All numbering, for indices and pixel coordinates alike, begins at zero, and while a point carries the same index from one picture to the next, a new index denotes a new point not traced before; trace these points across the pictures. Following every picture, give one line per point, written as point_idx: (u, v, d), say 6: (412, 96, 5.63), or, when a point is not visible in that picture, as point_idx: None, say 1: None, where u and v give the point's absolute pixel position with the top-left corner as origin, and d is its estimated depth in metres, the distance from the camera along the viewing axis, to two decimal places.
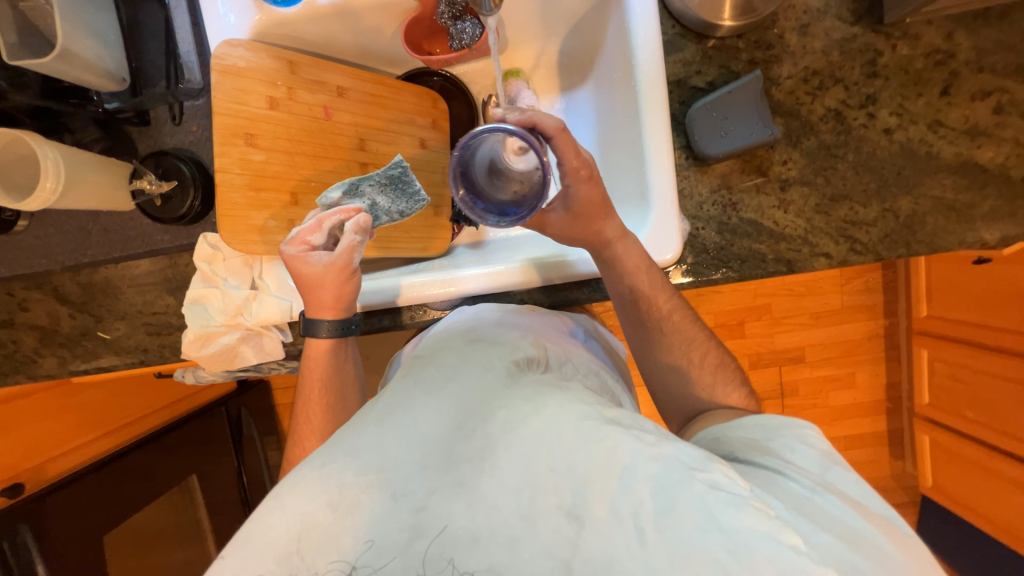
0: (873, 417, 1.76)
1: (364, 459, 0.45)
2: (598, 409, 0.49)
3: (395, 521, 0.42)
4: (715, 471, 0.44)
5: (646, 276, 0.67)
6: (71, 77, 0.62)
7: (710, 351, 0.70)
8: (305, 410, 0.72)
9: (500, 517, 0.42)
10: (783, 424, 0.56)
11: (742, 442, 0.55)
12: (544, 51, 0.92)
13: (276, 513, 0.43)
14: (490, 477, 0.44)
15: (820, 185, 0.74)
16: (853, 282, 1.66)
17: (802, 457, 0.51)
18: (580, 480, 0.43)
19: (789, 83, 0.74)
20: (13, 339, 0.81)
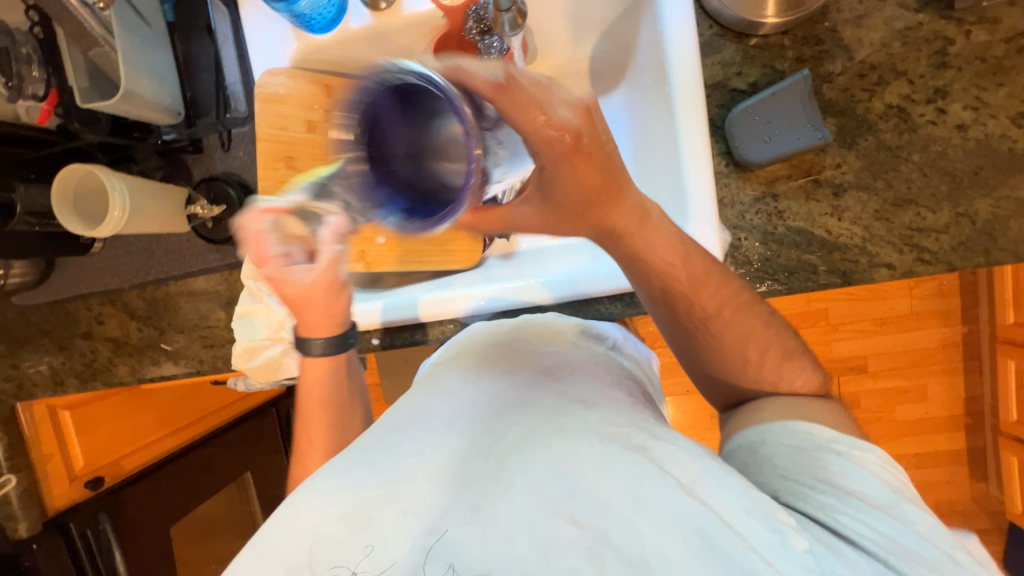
0: (947, 434, 1.60)
1: (379, 472, 0.46)
2: (621, 429, 0.48)
3: (404, 539, 0.43)
4: (756, 524, 0.43)
5: (682, 272, 0.58)
6: (135, 114, 0.67)
7: (772, 345, 0.60)
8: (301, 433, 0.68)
9: (515, 551, 0.41)
10: (845, 438, 0.51)
11: (793, 461, 0.51)
12: (575, 58, 0.89)
13: (293, 521, 0.46)
14: (504, 500, 0.44)
15: (880, 188, 0.68)
16: (922, 286, 1.51)
17: (871, 486, 0.48)
18: (602, 512, 0.42)
19: (842, 79, 0.68)
20: (91, 349, 0.90)
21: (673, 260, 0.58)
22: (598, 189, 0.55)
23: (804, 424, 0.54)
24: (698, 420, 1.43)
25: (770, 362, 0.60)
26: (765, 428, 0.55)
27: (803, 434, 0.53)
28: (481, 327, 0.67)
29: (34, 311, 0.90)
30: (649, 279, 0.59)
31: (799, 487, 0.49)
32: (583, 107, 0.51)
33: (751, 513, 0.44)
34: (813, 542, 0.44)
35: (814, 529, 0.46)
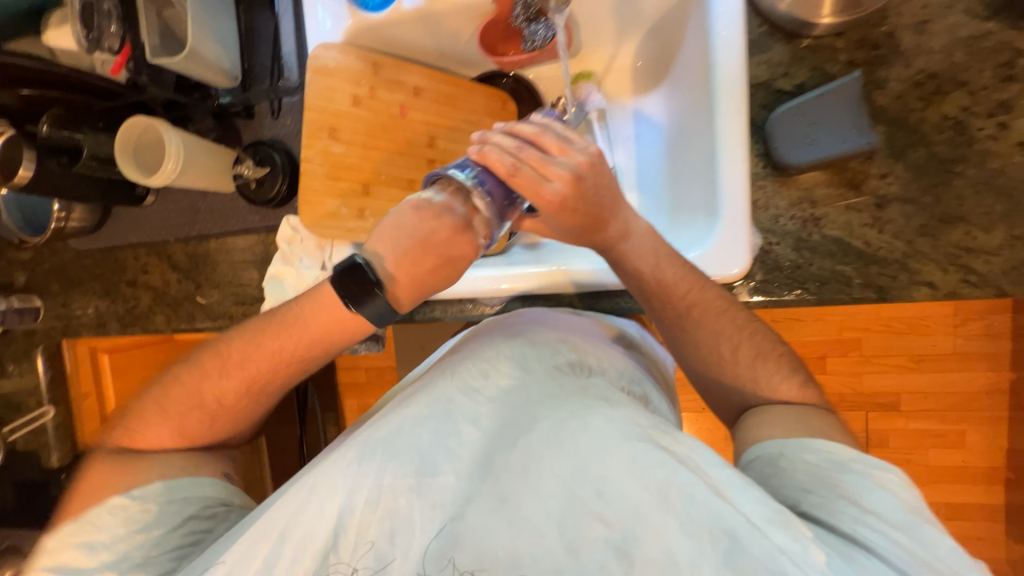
0: (984, 487, 1.48)
1: (400, 461, 0.46)
2: (647, 428, 0.47)
3: (431, 529, 0.43)
4: (779, 532, 0.41)
5: (650, 276, 0.61)
6: (196, 74, 0.73)
7: (744, 343, 0.61)
8: (206, 366, 0.58)
9: (544, 544, 0.42)
10: (863, 458, 0.49)
11: (810, 475, 0.48)
12: (618, 54, 0.90)
13: (313, 506, 0.46)
14: (532, 494, 0.44)
15: (928, 203, 0.65)
16: (969, 325, 1.41)
17: (888, 506, 0.45)
18: (631, 514, 0.42)
19: (897, 87, 0.65)
20: (133, 296, 0.96)
21: (650, 264, 0.61)
22: (585, 220, 0.58)
23: (826, 441, 0.51)
24: (711, 437, 1.39)
25: (744, 359, 0.60)
26: (780, 441, 0.52)
27: (819, 450, 0.50)
28: (490, 319, 0.67)
29: (88, 256, 0.97)
30: (627, 282, 0.63)
31: (817, 503, 0.46)
32: (571, 180, 0.54)
33: (772, 521, 0.41)
34: (831, 554, 0.41)
35: (837, 543, 0.43)
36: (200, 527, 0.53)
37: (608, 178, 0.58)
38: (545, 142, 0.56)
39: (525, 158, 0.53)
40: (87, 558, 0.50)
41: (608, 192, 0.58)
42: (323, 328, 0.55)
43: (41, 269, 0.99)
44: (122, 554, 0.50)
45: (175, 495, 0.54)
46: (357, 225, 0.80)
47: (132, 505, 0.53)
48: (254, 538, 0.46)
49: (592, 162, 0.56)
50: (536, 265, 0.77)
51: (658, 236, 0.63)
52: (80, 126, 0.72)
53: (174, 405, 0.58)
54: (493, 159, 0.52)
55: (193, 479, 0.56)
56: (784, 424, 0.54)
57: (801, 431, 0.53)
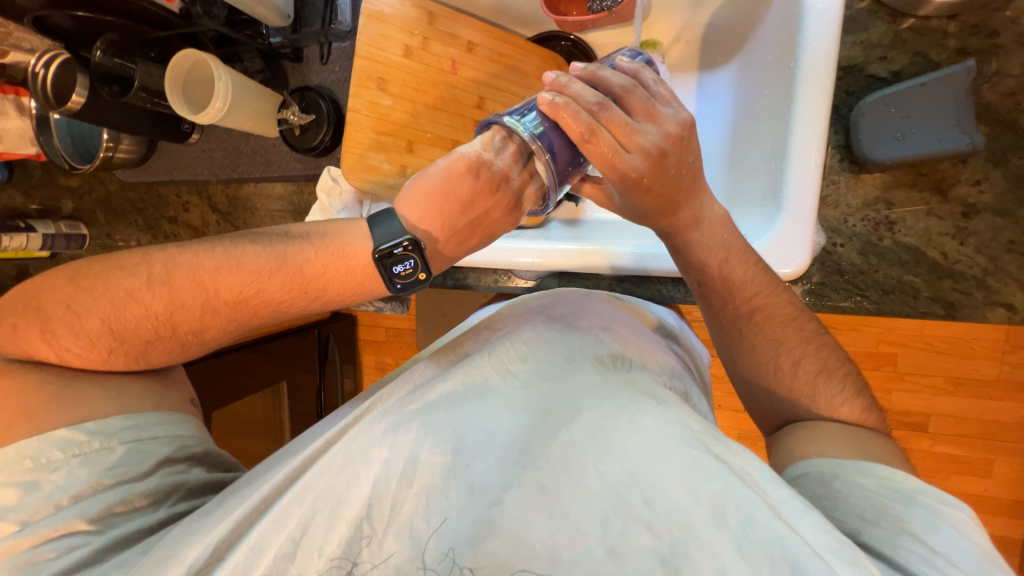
0: (1005, 519, 1.43)
1: (438, 438, 0.46)
2: (701, 436, 0.43)
3: (468, 512, 0.42)
4: (846, 567, 0.36)
5: (717, 267, 0.59)
6: (248, 9, 0.70)
7: (808, 357, 0.57)
8: (175, 288, 0.50)
9: (585, 544, 0.39)
10: (932, 492, 0.45)
11: (869, 503, 0.46)
12: (689, 23, 0.83)
13: (349, 474, 0.46)
14: (575, 488, 0.42)
15: (1022, 216, 0.59)
16: (1020, 353, 1.33)
17: (961, 549, 0.41)
18: (681, 526, 0.38)
19: (1010, 82, 0.58)
20: (174, 234, 0.98)
21: (718, 258, 0.59)
22: (661, 201, 0.55)
23: (887, 468, 0.48)
24: None
25: (801, 370, 0.57)
26: (835, 461, 0.50)
27: (879, 478, 0.47)
28: (529, 294, 0.66)
29: (132, 189, 0.98)
30: (687, 273, 0.61)
31: (880, 536, 0.43)
32: (655, 153, 0.52)
33: (838, 554, 0.36)
34: None
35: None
36: (177, 471, 0.51)
37: (691, 158, 0.55)
38: (628, 101, 0.52)
39: (605, 120, 0.50)
40: (31, 501, 0.44)
41: (688, 169, 0.55)
42: (350, 280, 0.54)
43: (88, 197, 1.01)
44: (80, 498, 0.46)
45: (143, 435, 0.50)
46: (398, 183, 0.78)
47: (89, 444, 0.47)
48: (289, 499, 0.45)
49: (679, 133, 0.53)
50: (576, 242, 0.74)
51: (730, 227, 0.59)
52: (132, 55, 0.70)
53: (125, 325, 0.49)
54: (570, 119, 0.49)
55: (166, 417, 0.52)
56: (838, 444, 0.52)
57: (856, 453, 0.51)
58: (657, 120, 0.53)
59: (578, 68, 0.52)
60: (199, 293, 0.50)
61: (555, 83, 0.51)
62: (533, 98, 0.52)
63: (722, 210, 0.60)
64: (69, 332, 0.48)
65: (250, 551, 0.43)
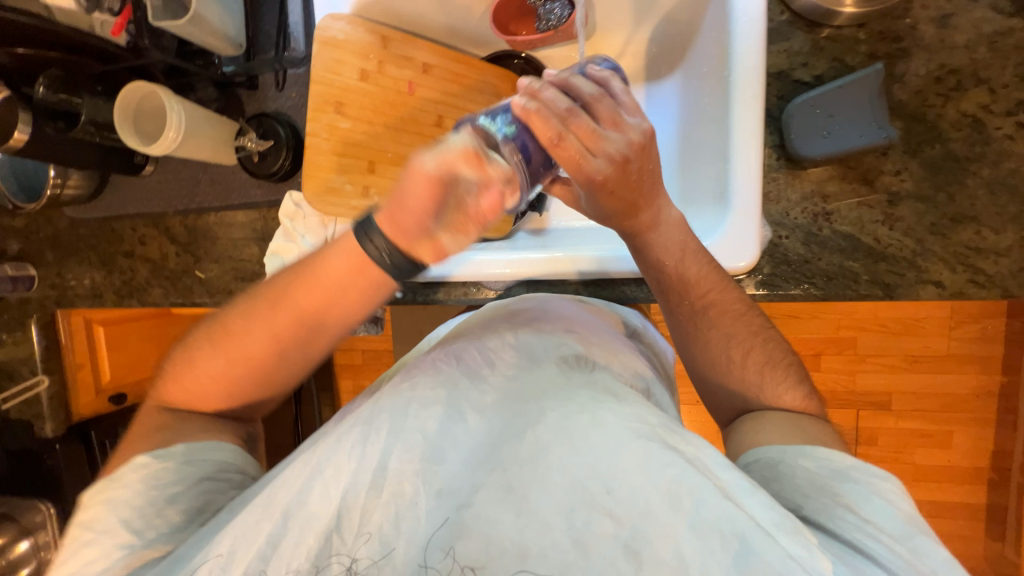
0: (968, 486, 1.51)
1: (407, 448, 0.47)
2: (657, 428, 0.47)
3: (437, 515, 0.45)
4: (786, 537, 0.42)
5: (673, 267, 0.61)
6: (198, 39, 0.70)
7: (756, 349, 0.61)
8: (221, 344, 0.57)
9: (550, 537, 0.42)
10: (861, 466, 0.51)
11: (810, 481, 0.50)
12: (633, 38, 0.88)
13: (319, 486, 0.47)
14: (541, 487, 0.44)
15: (941, 201, 0.64)
16: (963, 328, 1.42)
17: (885, 513, 0.46)
18: (641, 513, 0.42)
19: (917, 81, 0.64)
20: (130, 268, 0.94)
21: (674, 258, 0.61)
22: (621, 205, 0.57)
23: (826, 450, 0.52)
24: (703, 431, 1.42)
25: (759, 358, 0.61)
26: (780, 447, 0.53)
27: (817, 457, 0.52)
28: (493, 303, 0.68)
29: (84, 225, 0.95)
30: (647, 273, 0.63)
31: (821, 508, 0.47)
32: (620, 160, 0.53)
33: (781, 527, 0.43)
34: (835, 561, 0.42)
35: (841, 551, 0.44)
36: (215, 489, 0.55)
37: (651, 164, 0.56)
38: (596, 108, 0.53)
39: (573, 127, 0.51)
40: (107, 512, 0.51)
41: (648, 176, 0.57)
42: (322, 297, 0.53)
43: (36, 237, 0.97)
44: (139, 510, 0.51)
45: (194, 456, 0.56)
46: (362, 203, 0.78)
47: (153, 463, 0.54)
48: (258, 514, 0.47)
49: (642, 142, 0.54)
50: (543, 251, 0.76)
51: (686, 228, 0.62)
52: (78, 89, 0.69)
53: (200, 381, 0.59)
54: (540, 123, 0.49)
55: (211, 441, 0.58)
56: (780, 431, 0.56)
57: (798, 438, 0.54)
58: (624, 127, 0.54)
59: (552, 75, 0.54)
60: (239, 342, 0.57)
61: (529, 88, 0.51)
62: (506, 102, 0.51)
63: (678, 214, 0.63)
64: (170, 389, 0.60)
65: (228, 552, 0.45)
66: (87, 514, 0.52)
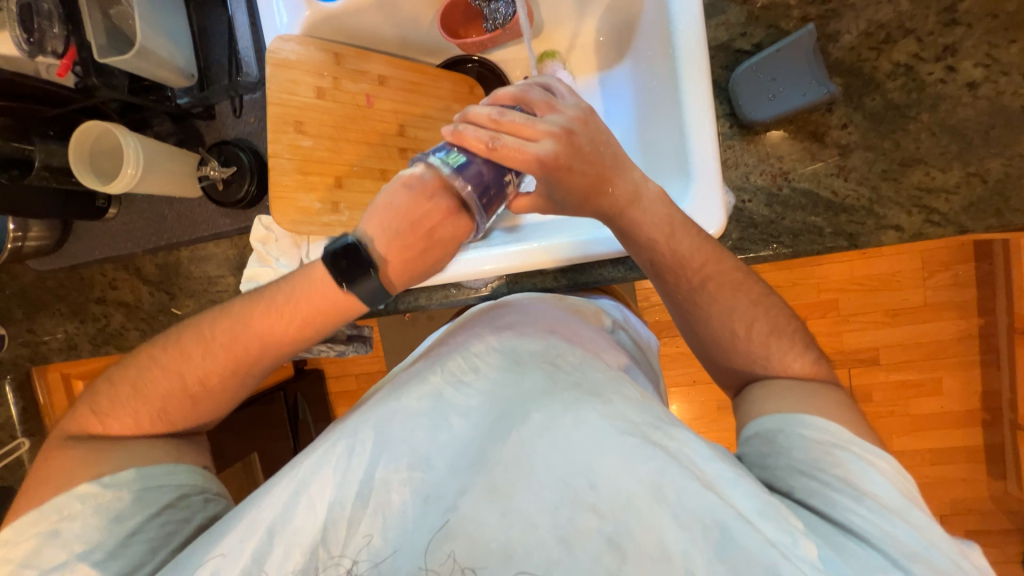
0: (966, 429, 1.55)
1: (392, 456, 0.48)
2: (641, 424, 0.47)
3: (423, 522, 0.46)
4: (771, 525, 0.43)
5: (664, 246, 0.62)
6: (149, 73, 0.70)
7: (759, 319, 0.61)
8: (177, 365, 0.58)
9: (536, 535, 0.44)
10: (860, 441, 0.51)
11: (809, 455, 0.50)
12: (579, 31, 0.90)
13: (303, 505, 0.47)
14: (526, 487, 0.45)
15: (888, 148, 0.67)
16: (937, 275, 1.47)
17: (882, 490, 0.48)
18: (625, 506, 0.44)
19: (850, 39, 0.67)
20: (104, 314, 0.92)
21: (664, 234, 0.61)
22: (588, 180, 0.58)
23: (824, 420, 0.53)
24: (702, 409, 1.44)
25: (757, 332, 0.61)
26: (782, 416, 0.54)
27: (820, 429, 0.52)
28: (480, 308, 0.69)
29: (51, 277, 0.93)
30: (639, 254, 0.64)
31: (813, 490, 0.49)
32: (561, 135, 0.56)
33: (764, 513, 0.44)
34: (821, 546, 0.44)
35: (827, 531, 0.45)
36: (177, 517, 0.54)
37: (601, 136, 0.59)
38: (529, 103, 0.57)
39: (504, 125, 0.54)
40: (55, 547, 0.50)
41: (603, 147, 0.59)
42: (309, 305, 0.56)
43: (2, 295, 0.94)
44: (94, 544, 0.51)
45: (149, 483, 0.55)
46: (333, 219, 0.78)
47: (101, 495, 0.53)
48: (243, 532, 0.47)
49: (582, 116, 0.58)
50: (518, 244, 0.77)
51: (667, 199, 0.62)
52: (29, 135, 0.68)
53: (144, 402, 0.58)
54: (472, 137, 0.53)
55: (169, 467, 0.57)
56: (791, 398, 0.56)
57: (805, 405, 0.55)
58: (557, 111, 0.58)
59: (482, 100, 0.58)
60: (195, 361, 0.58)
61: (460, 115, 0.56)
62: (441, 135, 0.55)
63: (658, 187, 0.63)
64: (110, 404, 0.58)
65: (230, 553, 0.46)
66: (28, 548, 0.51)
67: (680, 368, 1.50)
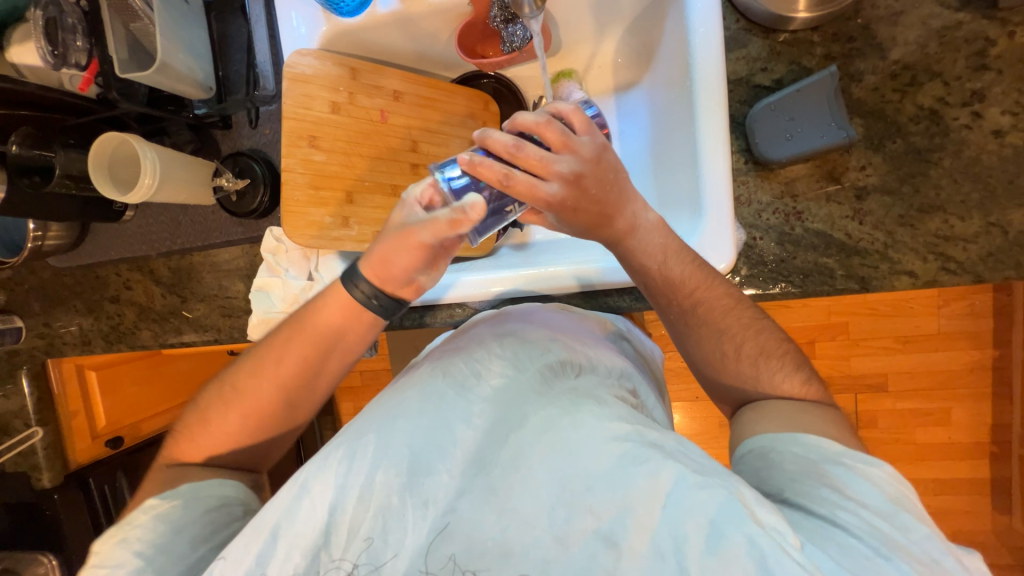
0: (972, 461, 1.52)
1: (393, 459, 0.48)
2: (638, 428, 0.49)
3: (424, 525, 0.46)
4: (764, 511, 0.42)
5: (657, 272, 0.61)
6: (168, 86, 0.71)
7: (749, 341, 0.61)
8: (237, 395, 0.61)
9: (533, 535, 0.44)
10: (852, 452, 0.50)
11: (799, 466, 0.50)
12: (598, 51, 0.89)
13: (306, 503, 0.48)
14: (523, 488, 0.46)
15: (907, 193, 0.66)
16: (952, 305, 1.43)
17: (873, 495, 0.46)
18: (620, 505, 0.44)
19: (873, 79, 0.66)
20: (117, 313, 0.94)
21: (657, 262, 0.61)
22: (589, 218, 0.57)
23: (813, 436, 0.52)
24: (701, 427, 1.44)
25: (749, 356, 0.61)
26: (773, 435, 0.54)
27: (806, 443, 0.52)
28: (483, 315, 0.69)
29: (68, 274, 0.95)
30: (634, 277, 0.63)
31: (803, 493, 0.48)
32: (571, 179, 0.53)
33: (759, 501, 0.43)
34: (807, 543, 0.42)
35: (812, 526, 0.45)
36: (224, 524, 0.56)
37: (614, 175, 0.56)
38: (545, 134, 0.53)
39: (520, 160, 0.52)
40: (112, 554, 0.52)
41: (609, 185, 0.56)
42: (343, 315, 0.60)
43: (22, 288, 0.97)
44: (150, 545, 0.52)
45: (202, 492, 0.57)
46: (342, 234, 0.79)
47: (162, 504, 0.56)
48: (249, 536, 0.48)
49: (595, 159, 0.54)
50: (525, 266, 0.77)
51: (666, 230, 0.61)
52: (50, 143, 0.70)
53: (217, 432, 0.61)
54: (486, 170, 0.51)
55: (220, 480, 0.59)
56: (782, 418, 0.55)
57: (794, 426, 0.54)
58: (575, 148, 0.54)
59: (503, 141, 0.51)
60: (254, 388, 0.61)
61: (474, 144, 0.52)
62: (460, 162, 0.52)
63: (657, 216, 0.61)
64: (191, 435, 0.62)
65: (238, 557, 0.47)
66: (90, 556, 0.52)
67: (682, 385, 1.49)
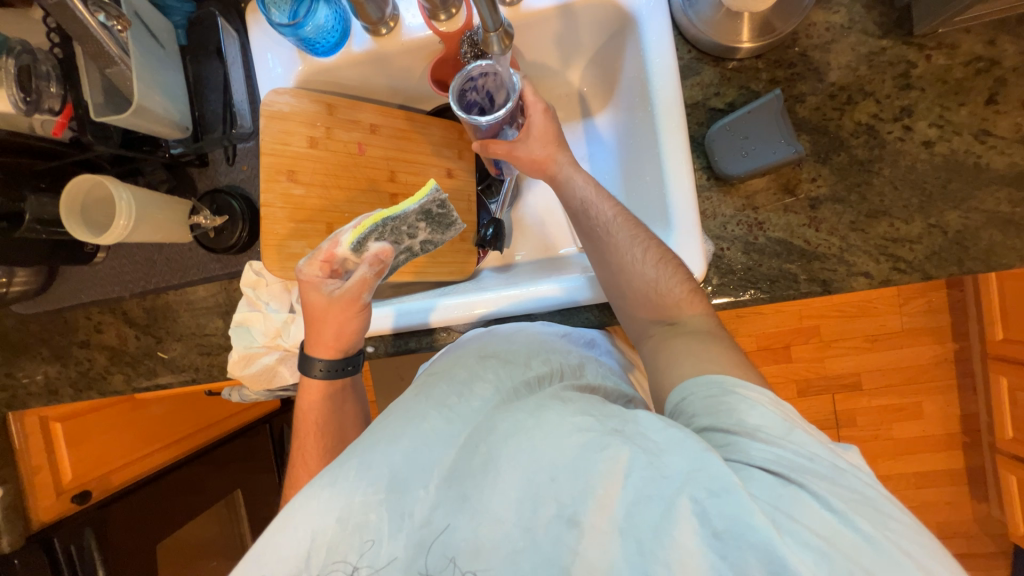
0: (947, 452, 1.58)
1: (374, 476, 0.48)
2: (600, 418, 0.49)
3: (401, 538, 0.46)
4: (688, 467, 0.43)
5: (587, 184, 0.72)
6: (144, 128, 0.71)
7: (652, 246, 0.65)
8: (307, 438, 0.74)
9: (505, 531, 0.45)
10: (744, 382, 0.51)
11: (704, 405, 0.51)
12: (564, 81, 0.95)
13: (289, 530, 0.47)
14: (492, 489, 0.46)
15: (854, 201, 0.71)
16: (912, 302, 1.52)
17: (765, 417, 0.48)
18: (581, 491, 0.44)
19: (814, 100, 0.72)
20: (87, 358, 0.90)
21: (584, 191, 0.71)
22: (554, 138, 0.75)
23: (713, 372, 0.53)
24: None
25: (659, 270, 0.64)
26: (681, 384, 0.54)
27: (707, 381, 0.52)
28: (472, 334, 0.69)
29: (33, 321, 0.91)
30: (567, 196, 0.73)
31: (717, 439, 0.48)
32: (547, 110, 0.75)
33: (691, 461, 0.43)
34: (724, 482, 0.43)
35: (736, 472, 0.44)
36: None
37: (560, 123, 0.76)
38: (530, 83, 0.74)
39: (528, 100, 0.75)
40: None
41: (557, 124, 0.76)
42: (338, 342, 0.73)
43: None
44: None
45: None
46: None
47: None
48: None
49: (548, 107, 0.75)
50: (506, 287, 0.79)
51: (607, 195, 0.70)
52: (20, 189, 0.70)
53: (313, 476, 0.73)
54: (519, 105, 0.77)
55: None
56: (690, 359, 0.56)
57: (700, 362, 0.55)
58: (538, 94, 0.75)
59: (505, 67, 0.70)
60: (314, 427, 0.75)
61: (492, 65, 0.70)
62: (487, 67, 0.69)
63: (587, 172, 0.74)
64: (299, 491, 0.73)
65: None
66: None
67: None
